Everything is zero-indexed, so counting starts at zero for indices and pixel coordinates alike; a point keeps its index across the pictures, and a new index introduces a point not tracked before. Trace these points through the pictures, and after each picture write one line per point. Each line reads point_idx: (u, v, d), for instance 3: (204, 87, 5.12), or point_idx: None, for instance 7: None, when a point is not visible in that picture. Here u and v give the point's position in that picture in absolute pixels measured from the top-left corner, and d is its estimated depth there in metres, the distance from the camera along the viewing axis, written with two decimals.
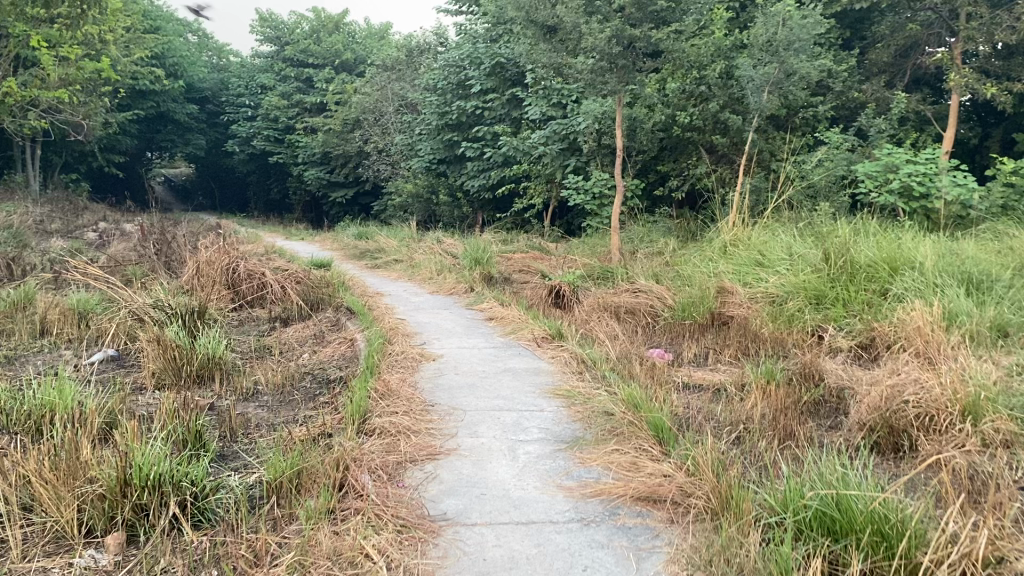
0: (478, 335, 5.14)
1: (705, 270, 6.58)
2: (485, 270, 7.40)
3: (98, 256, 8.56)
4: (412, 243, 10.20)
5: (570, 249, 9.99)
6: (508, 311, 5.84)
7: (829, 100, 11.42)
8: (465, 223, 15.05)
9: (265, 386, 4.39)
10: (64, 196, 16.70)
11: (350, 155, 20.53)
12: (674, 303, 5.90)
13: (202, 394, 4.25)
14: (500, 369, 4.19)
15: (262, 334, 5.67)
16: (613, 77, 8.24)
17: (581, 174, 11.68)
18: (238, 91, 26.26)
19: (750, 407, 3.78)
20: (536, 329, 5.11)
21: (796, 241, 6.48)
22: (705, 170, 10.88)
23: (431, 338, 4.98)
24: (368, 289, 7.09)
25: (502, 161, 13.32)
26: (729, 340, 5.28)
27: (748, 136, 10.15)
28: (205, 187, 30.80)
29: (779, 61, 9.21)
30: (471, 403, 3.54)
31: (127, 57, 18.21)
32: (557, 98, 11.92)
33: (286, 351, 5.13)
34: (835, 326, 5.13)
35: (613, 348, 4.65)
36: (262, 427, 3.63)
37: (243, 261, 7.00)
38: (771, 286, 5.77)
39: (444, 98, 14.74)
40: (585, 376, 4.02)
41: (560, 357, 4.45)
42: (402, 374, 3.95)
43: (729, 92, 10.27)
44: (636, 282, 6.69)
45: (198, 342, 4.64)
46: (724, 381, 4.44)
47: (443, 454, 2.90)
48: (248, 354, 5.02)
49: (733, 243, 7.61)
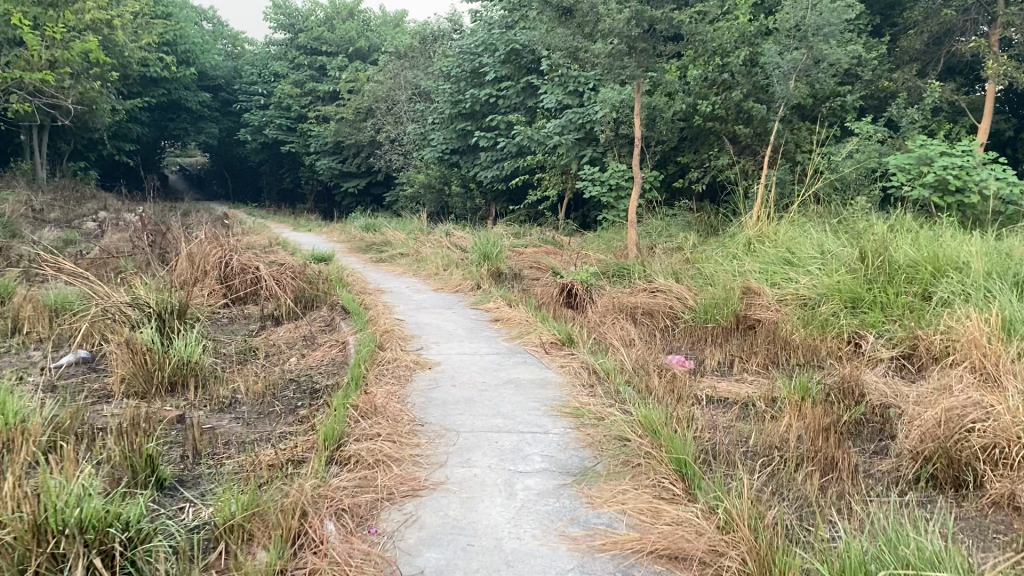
0: (482, 339, 4.70)
1: (730, 268, 6.11)
2: (494, 265, 6.99)
3: (91, 249, 8.19)
4: (420, 235, 9.80)
5: (584, 244, 9.56)
6: (515, 311, 5.40)
7: (859, 88, 10.88)
8: (478, 215, 14.63)
9: (244, 395, 4.00)
10: (69, 184, 16.38)
11: (363, 144, 20.13)
12: (695, 305, 5.44)
13: (173, 404, 3.86)
14: (502, 381, 3.75)
15: (249, 335, 5.27)
16: (633, 62, 7.73)
17: (598, 165, 11.21)
18: (251, 79, 25.91)
19: (786, 429, 3.34)
20: (544, 333, 4.68)
21: (828, 238, 6.00)
22: (728, 161, 10.39)
23: (429, 341, 4.55)
24: (369, 285, 6.68)
25: (516, 151, 12.87)
26: (756, 347, 4.83)
27: (773, 126, 9.66)
28: (218, 176, 30.53)
29: (807, 46, 8.70)
30: (466, 423, 3.11)
31: (134, 43, 17.83)
32: (574, 85, 11.45)
33: (273, 354, 4.73)
34: (873, 333, 4.67)
35: (629, 357, 4.20)
36: (231, 445, 3.23)
37: (237, 255, 6.60)
38: (801, 286, 5.31)
39: (457, 86, 14.30)
40: (596, 390, 3.58)
41: (570, 366, 4.01)
42: (391, 387, 3.53)
43: (754, 80, 9.76)
44: (654, 280, 6.24)
45: (173, 345, 4.24)
46: (753, 397, 3.99)
47: (426, 490, 2.47)
48: (230, 356, 4.63)
49: (759, 239, 7.14)
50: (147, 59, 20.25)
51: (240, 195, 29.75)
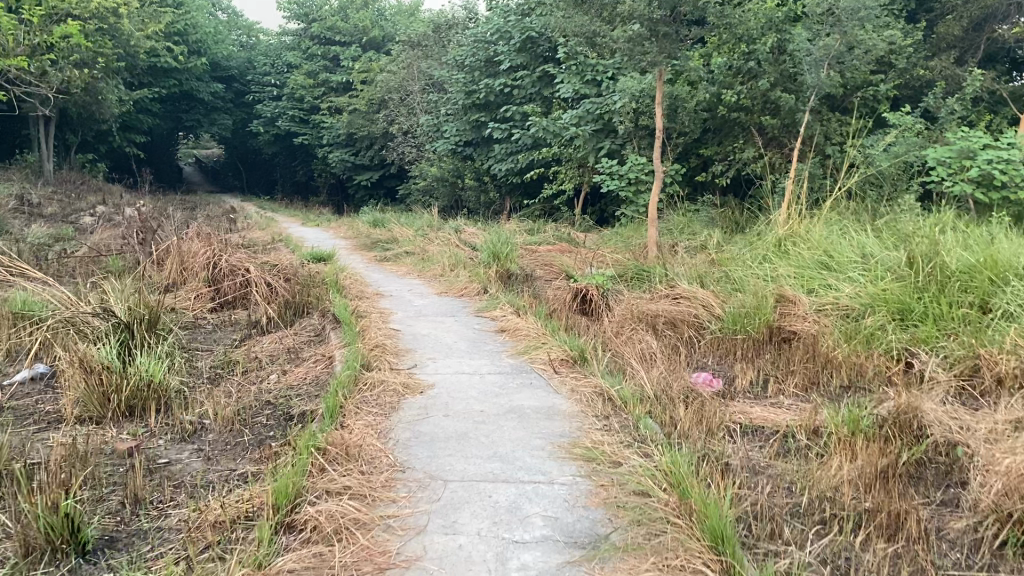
0: (484, 354, 4.19)
1: (760, 273, 5.56)
2: (504, 264, 6.47)
3: (80, 247, 7.77)
4: (429, 232, 9.32)
5: (601, 241, 9.04)
6: (523, 321, 4.89)
7: (893, 77, 10.26)
8: (492, 209, 14.13)
9: (212, 422, 3.53)
10: (75, 176, 16.01)
11: (376, 136, 19.67)
12: (723, 314, 4.91)
13: (130, 433, 3.40)
14: (504, 410, 3.24)
15: (232, 344, 4.80)
16: (655, 47, 7.16)
17: (617, 158, 10.66)
18: (264, 70, 25.48)
19: (836, 473, 2.82)
20: (554, 350, 4.16)
21: (870, 240, 5.44)
22: (753, 155, 9.80)
23: (425, 358, 4.04)
24: (366, 289, 6.18)
25: (531, 143, 12.33)
26: (793, 366, 4.30)
27: (802, 117, 9.08)
28: (234, 168, 30.21)
29: (841, 31, 8.11)
30: (455, 469, 2.60)
31: (140, 32, 17.43)
32: (592, 74, 10.92)
33: (255, 368, 4.26)
34: (927, 350, 4.12)
35: (649, 380, 3.68)
36: (181, 491, 2.75)
37: (225, 257, 6.16)
38: (842, 293, 4.76)
39: (471, 75, 13.78)
40: (611, 424, 3.06)
41: (582, 391, 3.48)
42: (373, 420, 3.03)
43: (782, 69, 9.25)
44: (677, 285, 5.71)
45: (135, 363, 3.78)
46: (793, 428, 3.46)
47: (396, 571, 1.98)
48: (204, 373, 4.16)
49: (790, 239, 6.58)
50: (155, 49, 19.87)
51: (254, 188, 29.39)
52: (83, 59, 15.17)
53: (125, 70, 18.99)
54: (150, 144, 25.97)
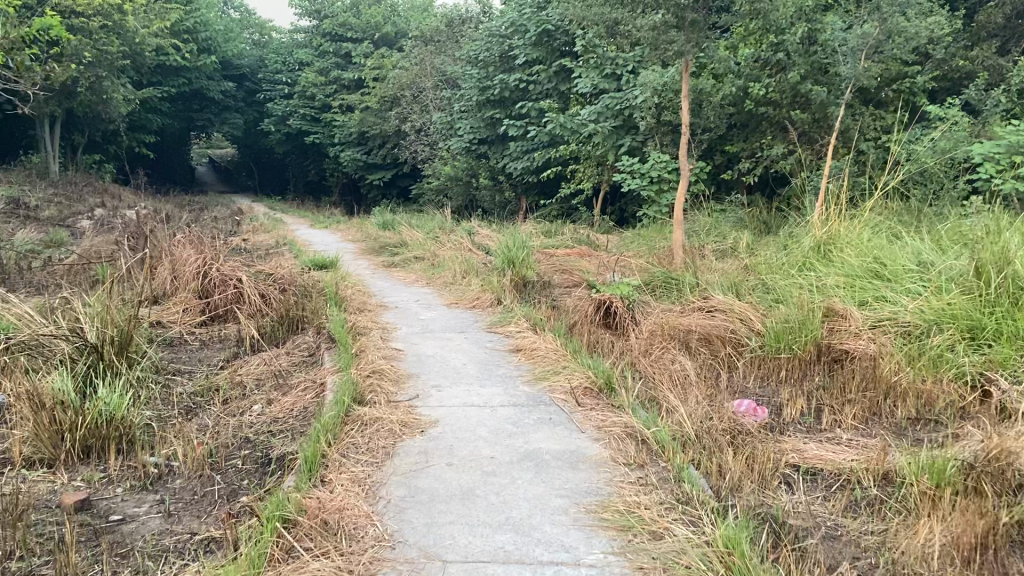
0: (496, 381, 3.66)
1: (804, 281, 5.01)
2: (518, 270, 5.96)
3: (67, 254, 7.31)
4: (440, 235, 8.84)
5: (623, 244, 8.52)
6: (541, 340, 4.36)
7: (930, 68, 9.66)
8: (507, 210, 13.61)
9: (179, 465, 3.05)
10: (80, 177, 15.64)
11: (388, 135, 19.19)
12: (763, 329, 4.38)
13: (81, 480, 2.91)
14: (517, 457, 2.71)
15: (216, 367, 4.32)
16: (682, 36, 6.63)
17: (638, 155, 10.12)
18: (275, 67, 25.05)
19: (926, 540, 2.30)
20: (576, 375, 3.64)
21: (927, 247, 4.88)
22: (783, 151, 9.24)
23: (427, 386, 3.52)
24: (368, 300, 5.68)
25: (548, 140, 11.81)
26: (850, 394, 3.76)
27: (835, 111, 8.50)
28: (247, 167, 29.86)
29: (880, 18, 7.54)
30: (457, 544, 2.09)
31: (145, 28, 17.03)
32: (611, 68, 10.38)
33: (237, 397, 3.80)
34: (1006, 374, 3.56)
35: (688, 415, 3.16)
36: (125, 564, 2.26)
37: (216, 267, 5.68)
38: (900, 309, 4.21)
39: (486, 71, 13.25)
40: (648, 478, 2.55)
41: (610, 432, 2.95)
42: (360, 473, 2.53)
43: (814, 60, 8.70)
44: (709, 295, 5.17)
45: (95, 394, 3.29)
46: (859, 473, 2.93)
47: None
48: (180, 404, 3.68)
49: (830, 243, 6.02)
50: (164, 47, 19.49)
51: (267, 188, 29.02)
52: (86, 57, 14.80)
53: (131, 68, 18.64)
54: (161, 144, 25.64)
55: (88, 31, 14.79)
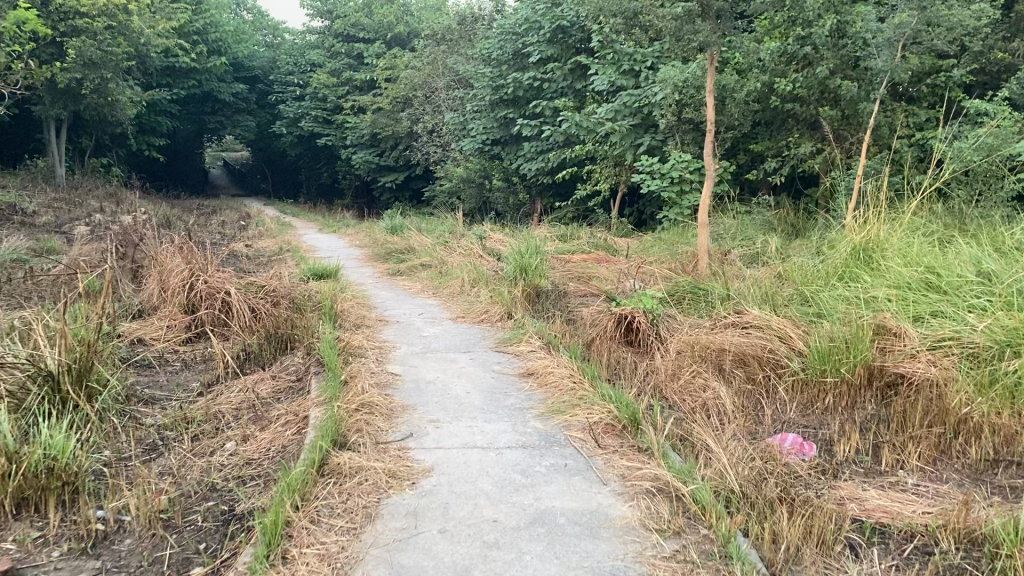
0: (504, 415, 3.18)
1: (849, 294, 4.49)
2: (531, 280, 5.48)
3: (55, 262, 6.91)
4: (450, 240, 8.38)
5: (643, 248, 8.04)
6: (556, 363, 3.87)
7: (969, 61, 9.07)
8: (522, 212, 13.14)
9: (131, 520, 2.59)
10: (86, 181, 15.31)
11: (401, 136, 18.77)
12: (806, 350, 3.88)
13: (8, 542, 2.46)
14: (526, 520, 2.24)
15: (194, 394, 3.88)
16: (707, 26, 6.09)
17: (658, 155, 9.63)
18: (287, 69, 24.69)
19: None
20: (597, 408, 3.15)
21: (988, 257, 4.36)
22: (811, 150, 8.71)
23: (423, 422, 3.06)
24: (367, 314, 5.21)
25: (563, 140, 11.32)
26: (913, 429, 3.26)
27: (868, 107, 7.95)
28: (261, 170, 29.58)
29: (920, 6, 6.99)
30: None
31: (151, 28, 16.68)
32: (629, 64, 9.87)
33: (209, 432, 3.34)
34: None
35: (729, 461, 2.68)
36: None
37: (204, 278, 5.24)
38: (964, 327, 3.70)
39: (499, 69, 12.77)
40: (688, 553, 2.06)
41: (637, 485, 2.47)
42: (332, 549, 2.07)
43: (843, 54, 8.10)
44: (741, 308, 4.68)
45: (36, 434, 2.83)
46: (937, 532, 2.45)
47: None
48: (144, 443, 3.22)
49: (871, 249, 5.45)
50: (171, 48, 19.14)
51: (280, 190, 28.70)
52: (90, 58, 14.45)
53: (139, 69, 18.31)
54: (173, 147, 25.37)
55: (92, 32, 14.46)
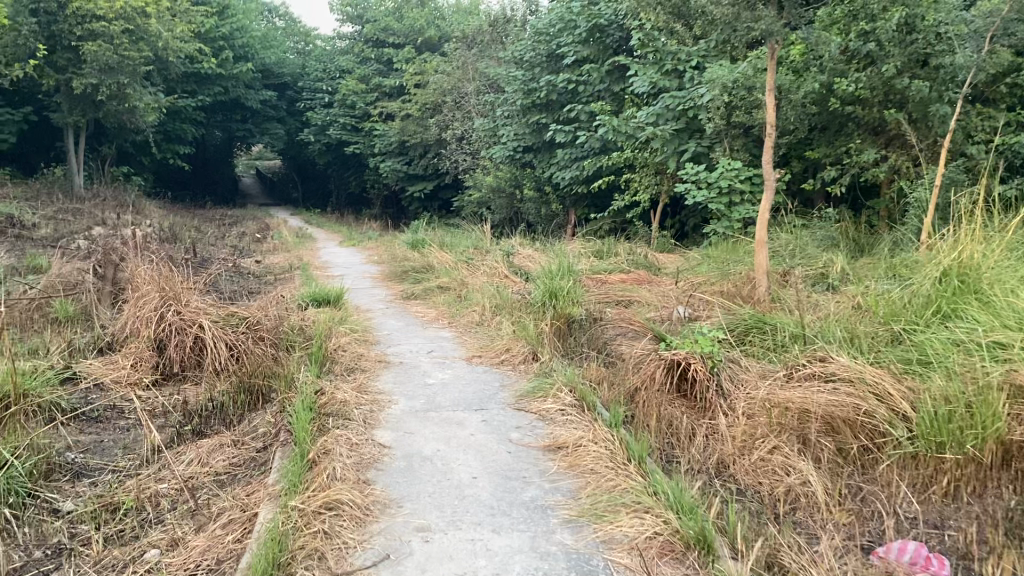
0: (520, 519, 2.33)
1: (960, 336, 3.57)
2: (562, 309, 4.63)
3: (33, 281, 6.19)
4: (473, 256, 7.56)
5: (687, 267, 7.17)
6: (589, 431, 3.00)
7: None
8: (555, 224, 12.30)
9: None
10: (102, 190, 14.74)
11: (430, 143, 18.01)
12: (913, 414, 2.94)
13: None
14: None
15: (136, 463, 3.08)
16: (770, 12, 5.12)
17: (704, 163, 8.71)
18: (317, 76, 24.01)
19: None
20: (649, 515, 2.28)
21: None
22: (876, 157, 7.73)
23: (407, 532, 2.21)
24: (366, 353, 4.39)
25: (598, 147, 10.44)
26: None
27: (943, 110, 6.92)
28: (292, 179, 29.07)
29: None
30: None
31: (170, 31, 16.04)
32: (671, 63, 8.96)
33: (130, 532, 2.51)
34: None
35: None
36: None
37: (178, 305, 4.44)
38: None
39: (531, 72, 11.88)
40: None
41: None
42: None
43: (914, 49, 7.03)
44: (820, 352, 3.77)
45: None
46: None
47: None
48: (36, 551, 2.39)
49: (966, 274, 4.37)
50: (194, 54, 18.53)
51: (310, 199, 28.17)
52: (107, 63, 13.85)
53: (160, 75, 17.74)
54: (200, 156, 24.91)
55: (109, 36, 13.83)
